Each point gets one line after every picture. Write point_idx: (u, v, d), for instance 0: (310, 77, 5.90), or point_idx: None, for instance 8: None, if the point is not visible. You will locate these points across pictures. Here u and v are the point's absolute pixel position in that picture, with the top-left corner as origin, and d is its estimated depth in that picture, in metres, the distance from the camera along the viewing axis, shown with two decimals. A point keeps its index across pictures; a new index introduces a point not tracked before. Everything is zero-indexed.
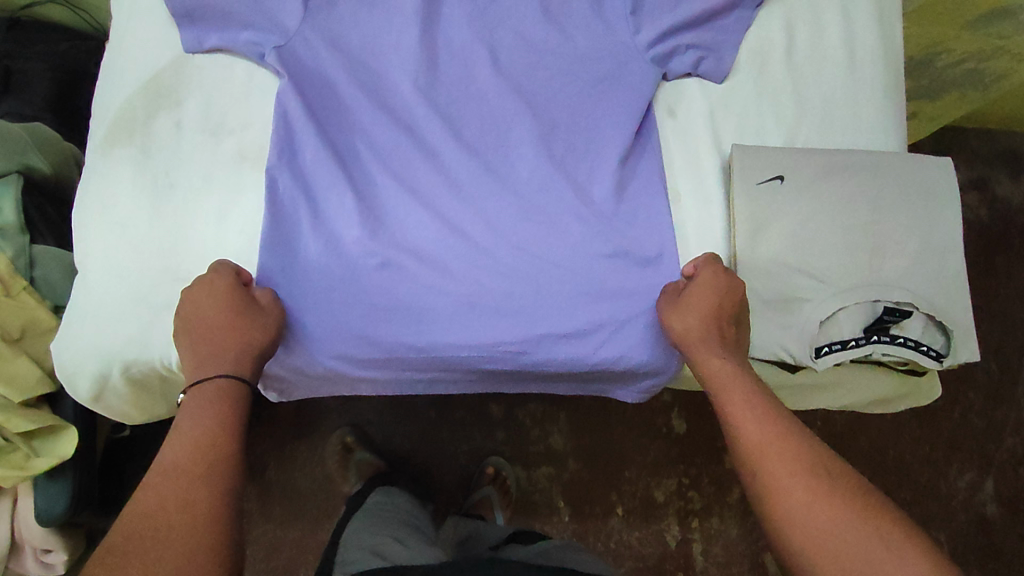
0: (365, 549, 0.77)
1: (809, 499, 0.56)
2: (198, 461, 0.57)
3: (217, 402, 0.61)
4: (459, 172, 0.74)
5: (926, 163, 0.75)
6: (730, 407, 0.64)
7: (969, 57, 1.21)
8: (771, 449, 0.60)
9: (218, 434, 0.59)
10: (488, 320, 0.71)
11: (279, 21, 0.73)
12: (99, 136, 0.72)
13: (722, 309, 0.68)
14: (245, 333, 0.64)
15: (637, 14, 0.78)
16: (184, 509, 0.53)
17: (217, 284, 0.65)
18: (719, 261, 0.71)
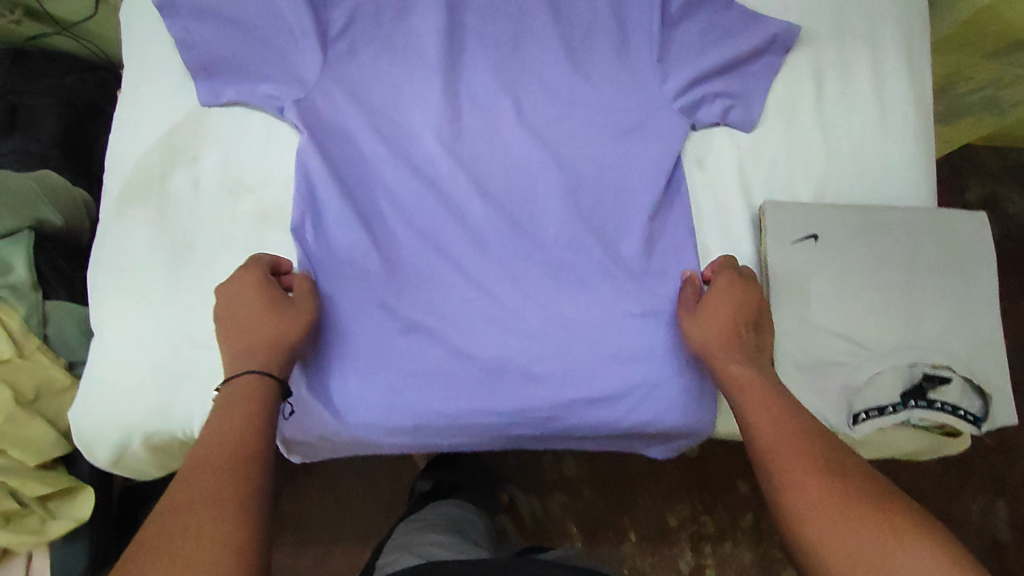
0: (407, 548, 0.81)
1: (826, 496, 0.53)
2: (231, 460, 0.52)
3: (246, 397, 0.57)
4: (485, 228, 0.73)
5: (959, 217, 0.73)
6: (747, 408, 0.62)
7: (987, 85, 1.18)
8: (789, 447, 0.57)
9: (252, 430, 0.55)
10: (517, 385, 0.71)
11: (298, 74, 0.71)
12: (114, 195, 0.70)
13: (740, 315, 0.68)
14: (280, 321, 0.63)
15: (663, 62, 0.76)
16: (217, 506, 0.49)
17: (249, 276, 0.64)
18: (737, 267, 0.71)
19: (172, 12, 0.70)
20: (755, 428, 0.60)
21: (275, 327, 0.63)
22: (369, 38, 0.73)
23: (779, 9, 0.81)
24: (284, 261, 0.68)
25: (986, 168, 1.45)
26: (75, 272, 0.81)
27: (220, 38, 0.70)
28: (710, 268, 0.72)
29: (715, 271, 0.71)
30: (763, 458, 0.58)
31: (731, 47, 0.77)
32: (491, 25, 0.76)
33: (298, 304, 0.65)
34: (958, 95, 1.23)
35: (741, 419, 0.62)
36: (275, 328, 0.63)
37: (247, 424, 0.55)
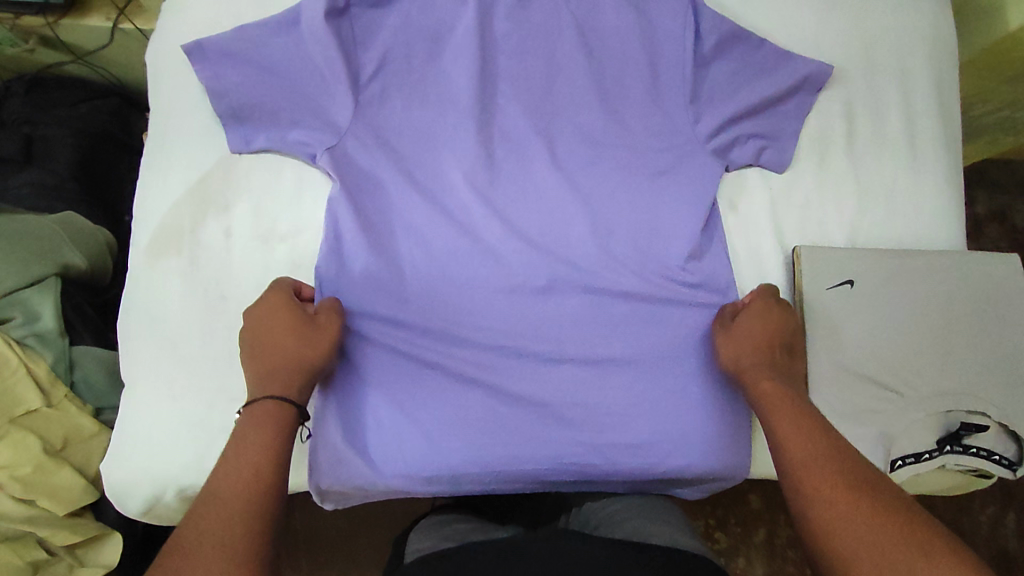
0: (437, 536, 0.66)
1: (848, 508, 0.52)
2: (243, 499, 0.53)
3: (262, 426, 0.58)
4: (518, 272, 0.72)
5: (993, 260, 0.73)
6: (777, 424, 0.62)
7: (1005, 108, 1.13)
8: (814, 462, 0.57)
9: (265, 471, 0.55)
10: (553, 432, 0.70)
11: (330, 119, 0.70)
12: (143, 245, 0.69)
13: (775, 335, 0.68)
14: (296, 348, 0.63)
15: (695, 102, 0.75)
16: (223, 545, 0.49)
17: (274, 300, 0.65)
18: (774, 292, 0.71)
19: (202, 58, 0.70)
20: (784, 443, 0.60)
21: (293, 353, 0.63)
22: (399, 81, 0.72)
23: (810, 47, 0.80)
24: (305, 286, 0.69)
25: (998, 180, 1.36)
26: (100, 322, 0.81)
27: (251, 84, 0.69)
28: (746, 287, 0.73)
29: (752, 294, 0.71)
30: (788, 472, 0.58)
31: (764, 88, 0.76)
32: (522, 67, 0.75)
33: (315, 327, 0.64)
34: (971, 117, 1.19)
35: (770, 436, 0.62)
36: (292, 353, 0.63)
37: (261, 461, 0.55)
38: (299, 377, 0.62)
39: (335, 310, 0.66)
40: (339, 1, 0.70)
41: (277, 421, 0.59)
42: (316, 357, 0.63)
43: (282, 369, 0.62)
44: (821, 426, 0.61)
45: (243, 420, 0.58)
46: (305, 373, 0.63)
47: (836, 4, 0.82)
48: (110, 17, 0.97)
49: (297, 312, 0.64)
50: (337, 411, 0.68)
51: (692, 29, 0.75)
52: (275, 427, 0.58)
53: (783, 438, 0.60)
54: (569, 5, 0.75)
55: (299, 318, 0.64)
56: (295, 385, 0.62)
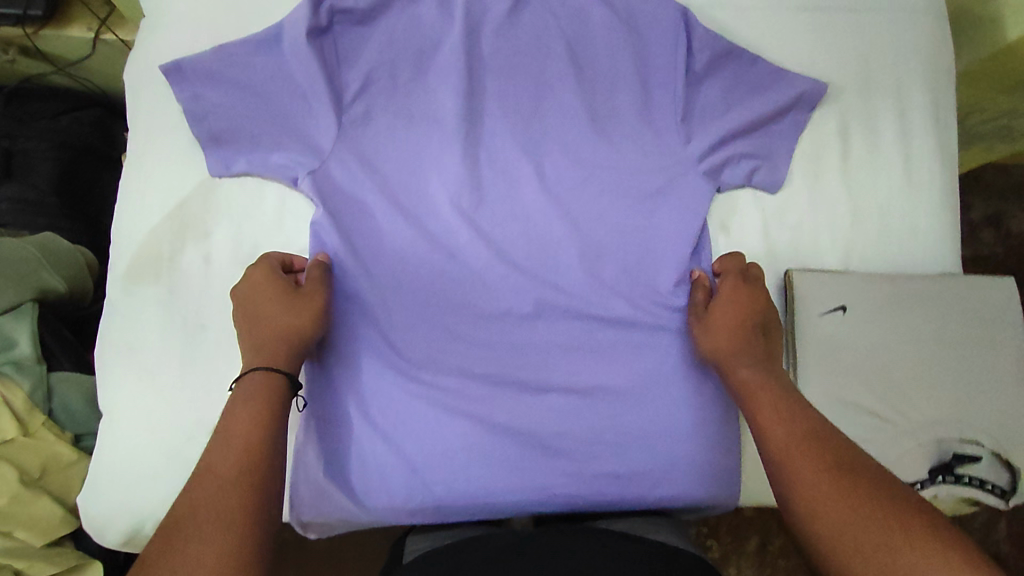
0: (435, 539, 0.66)
1: (829, 496, 0.51)
2: (239, 472, 0.52)
3: (252, 398, 0.57)
4: (505, 297, 0.71)
5: (988, 285, 0.72)
6: (760, 415, 0.60)
7: (1003, 117, 1.11)
8: (795, 450, 0.55)
9: (258, 444, 0.55)
10: (540, 461, 0.68)
11: (313, 142, 0.68)
12: (119, 271, 0.67)
13: (749, 316, 0.68)
14: (282, 318, 0.62)
15: (687, 121, 0.74)
16: (223, 516, 0.48)
17: (259, 275, 0.64)
18: (749, 269, 0.71)
19: (180, 79, 0.67)
20: (766, 432, 0.58)
21: (282, 323, 0.62)
22: (384, 100, 0.70)
23: (804, 64, 0.79)
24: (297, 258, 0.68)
25: (990, 184, 1.32)
26: (78, 345, 0.80)
27: (231, 106, 0.67)
28: (721, 265, 0.72)
29: (724, 272, 0.71)
30: (771, 463, 0.57)
31: (757, 107, 0.75)
32: (511, 85, 0.73)
33: (304, 297, 0.63)
34: (970, 126, 1.16)
35: (754, 426, 0.61)
36: (281, 323, 0.62)
37: (253, 432, 0.55)
38: (288, 348, 0.62)
39: (323, 281, 0.65)
40: (322, 20, 0.68)
41: (270, 391, 0.58)
42: (306, 328, 0.63)
43: (272, 340, 0.62)
44: (803, 409, 0.59)
45: (239, 389, 0.58)
46: (295, 343, 0.62)
47: (831, 20, 0.80)
48: (92, 28, 0.93)
49: (285, 285, 0.64)
50: (320, 445, 0.67)
51: (685, 46, 0.73)
52: (270, 396, 0.58)
53: (766, 427, 0.59)
54: (558, 22, 0.74)
55: (288, 289, 0.64)
56: (284, 355, 0.62)
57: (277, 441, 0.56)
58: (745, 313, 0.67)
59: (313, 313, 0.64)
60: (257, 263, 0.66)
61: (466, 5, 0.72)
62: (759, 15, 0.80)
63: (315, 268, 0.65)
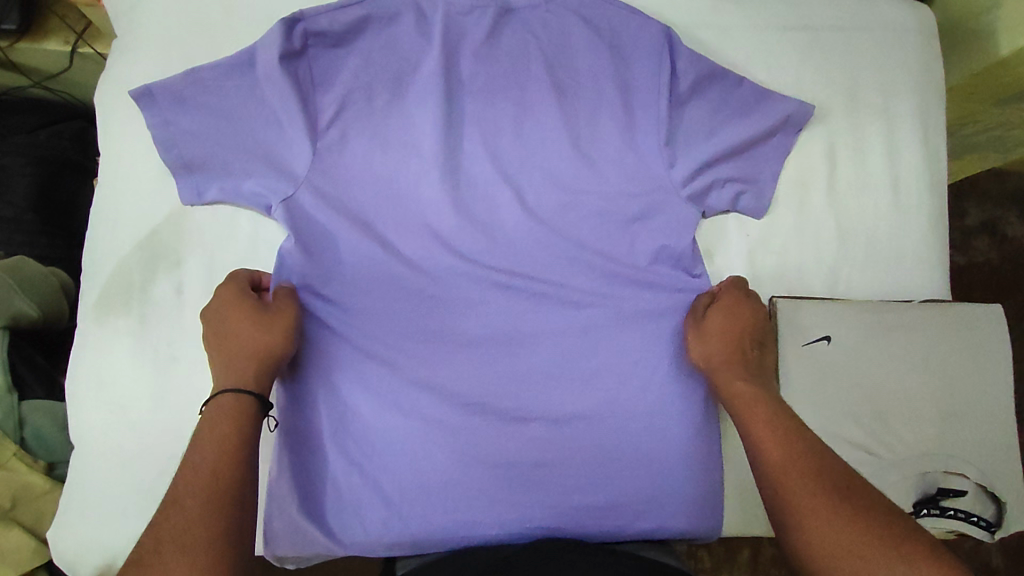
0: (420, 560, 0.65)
1: (828, 515, 0.51)
2: (205, 499, 0.51)
3: (222, 423, 0.57)
4: (484, 325, 0.70)
5: (976, 313, 0.71)
6: (753, 429, 0.60)
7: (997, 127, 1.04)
8: (792, 468, 0.56)
9: (226, 468, 0.54)
10: (519, 494, 0.67)
11: (288, 168, 0.67)
12: (90, 303, 0.67)
13: (745, 330, 0.68)
14: (255, 337, 0.62)
15: (670, 145, 0.72)
16: (184, 547, 0.48)
17: (228, 293, 0.64)
18: (745, 285, 0.70)
19: (151, 104, 0.66)
20: (762, 446, 0.58)
21: (254, 342, 0.62)
22: (360, 124, 0.69)
23: (790, 85, 0.78)
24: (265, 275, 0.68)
25: (986, 190, 1.25)
26: (54, 371, 0.81)
27: (203, 132, 0.66)
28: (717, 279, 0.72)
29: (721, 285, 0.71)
30: (766, 478, 0.57)
31: (743, 130, 0.73)
32: (490, 108, 0.71)
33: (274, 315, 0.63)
34: (963, 136, 1.09)
35: (746, 440, 0.61)
36: (252, 344, 0.62)
37: (220, 457, 0.54)
38: (259, 369, 0.62)
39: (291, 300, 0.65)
40: (295, 43, 0.67)
41: (241, 414, 0.58)
42: (278, 348, 0.63)
43: (246, 359, 0.61)
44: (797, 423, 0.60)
45: (209, 413, 0.58)
46: (267, 363, 0.62)
47: (819, 39, 0.79)
48: (69, 41, 0.90)
49: (253, 303, 0.63)
50: (294, 478, 0.66)
51: (668, 68, 0.71)
52: (239, 421, 0.57)
53: (757, 443, 0.59)
54: (538, 42, 0.72)
55: (258, 309, 0.63)
56: (254, 376, 0.61)
57: (245, 465, 0.55)
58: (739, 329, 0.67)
59: (284, 333, 0.63)
60: (227, 280, 0.66)
61: (444, 27, 0.70)
62: (745, 35, 0.78)
63: (284, 289, 0.66)
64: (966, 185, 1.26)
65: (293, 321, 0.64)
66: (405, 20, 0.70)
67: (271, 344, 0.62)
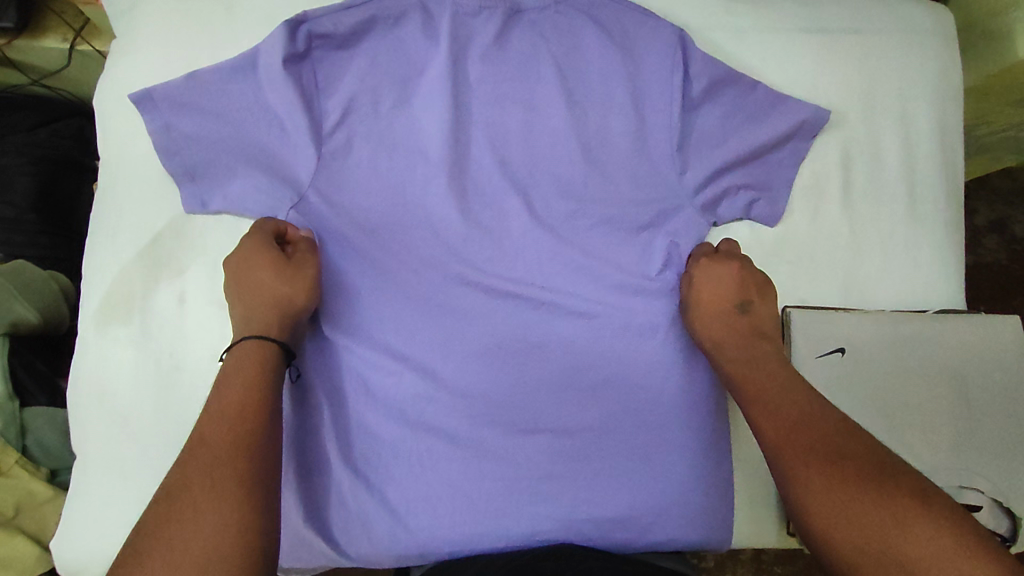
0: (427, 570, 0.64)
1: (828, 489, 0.51)
2: (235, 442, 0.48)
3: (245, 364, 0.54)
4: (492, 333, 0.68)
5: (991, 324, 0.70)
6: (749, 405, 0.60)
7: (1011, 130, 1.01)
8: (787, 441, 0.55)
9: (255, 413, 0.50)
10: (526, 507, 0.65)
11: (293, 174, 0.66)
12: (92, 311, 0.66)
13: (729, 299, 0.67)
14: (276, 289, 0.62)
15: (683, 151, 0.70)
16: (216, 489, 0.45)
17: (253, 246, 0.62)
18: (729, 253, 0.69)
19: (152, 108, 0.65)
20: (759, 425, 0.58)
21: (275, 291, 0.62)
22: (366, 129, 0.67)
23: (805, 89, 0.76)
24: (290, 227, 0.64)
25: (995, 188, 1.20)
26: (56, 375, 0.81)
27: (205, 137, 0.65)
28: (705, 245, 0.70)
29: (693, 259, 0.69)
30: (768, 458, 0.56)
31: (757, 135, 0.71)
32: (500, 112, 0.70)
33: (297, 270, 0.63)
34: (975, 137, 1.06)
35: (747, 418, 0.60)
36: (273, 294, 0.62)
37: (244, 402, 0.51)
38: (280, 319, 0.62)
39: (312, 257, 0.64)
40: (299, 46, 0.65)
41: (265, 359, 0.55)
42: (298, 299, 0.63)
43: (266, 309, 0.61)
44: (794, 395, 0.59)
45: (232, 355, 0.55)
46: (286, 314, 0.62)
47: (836, 42, 0.77)
48: (68, 38, 0.89)
49: (277, 259, 0.62)
50: (299, 490, 0.65)
51: (681, 71, 0.70)
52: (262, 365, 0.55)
53: (755, 420, 0.59)
54: (548, 44, 0.70)
55: (281, 258, 0.62)
56: (276, 326, 0.61)
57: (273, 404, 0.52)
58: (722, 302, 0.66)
59: (306, 286, 0.63)
60: (252, 231, 0.63)
61: (451, 28, 0.69)
62: (760, 38, 0.77)
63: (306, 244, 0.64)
64: (975, 183, 1.21)
65: (315, 275, 0.63)
66: (412, 21, 0.68)
67: (293, 295, 0.62)
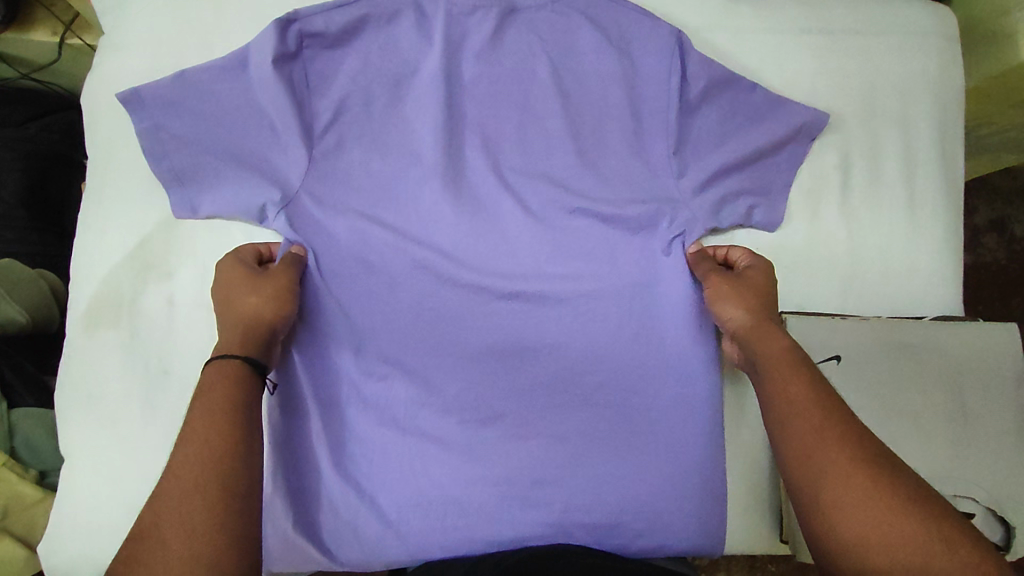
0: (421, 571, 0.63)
1: (870, 500, 0.44)
2: (202, 479, 0.44)
3: (219, 385, 0.50)
4: (484, 339, 0.66)
5: (988, 332, 0.70)
6: (786, 387, 0.52)
7: (1013, 130, 0.99)
8: (831, 436, 0.48)
9: (222, 444, 0.46)
10: (518, 511, 0.63)
11: (283, 177, 0.65)
12: (80, 314, 0.66)
13: (771, 294, 0.62)
14: (243, 298, 0.59)
15: (680, 154, 0.69)
16: (185, 523, 0.42)
17: (225, 264, 0.62)
18: (770, 263, 0.65)
19: (140, 107, 0.64)
20: (779, 407, 0.51)
21: (244, 308, 0.58)
22: (357, 130, 0.66)
23: (804, 91, 0.75)
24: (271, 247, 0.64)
25: (997, 187, 1.18)
26: (43, 375, 0.81)
27: (194, 138, 0.64)
28: (731, 253, 0.67)
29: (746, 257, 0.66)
30: (795, 448, 0.49)
31: (756, 139, 0.70)
32: (494, 113, 0.69)
33: (266, 276, 0.60)
34: (976, 137, 1.04)
35: (774, 399, 0.52)
36: (241, 305, 0.58)
37: (212, 425, 0.47)
38: (249, 330, 0.57)
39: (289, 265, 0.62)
40: (290, 46, 0.64)
41: (233, 376, 0.51)
42: (269, 310, 0.59)
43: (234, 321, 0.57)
44: (827, 382, 0.52)
45: (207, 374, 0.51)
46: (257, 328, 0.57)
47: (836, 44, 0.76)
48: (57, 32, 0.87)
49: (247, 270, 0.61)
50: (289, 496, 0.64)
51: (679, 73, 0.68)
52: (229, 382, 0.50)
53: (789, 404, 0.51)
54: (544, 44, 0.69)
55: (250, 275, 0.60)
56: (244, 338, 0.56)
57: (245, 426, 0.48)
58: (767, 292, 0.62)
59: (280, 297, 0.60)
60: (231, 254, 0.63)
61: (445, 27, 0.68)
62: (759, 40, 0.76)
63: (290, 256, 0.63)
64: (975, 183, 1.19)
65: (287, 287, 0.61)
66: (405, 21, 0.67)
67: (261, 305, 0.58)
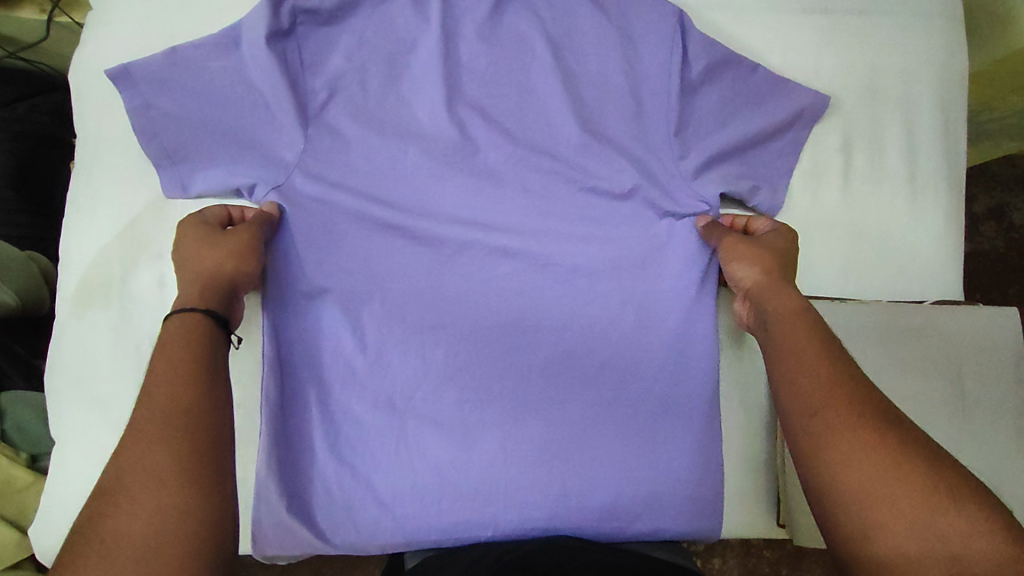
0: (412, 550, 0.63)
1: (863, 451, 0.43)
2: (166, 430, 0.42)
3: (182, 339, 0.48)
4: (481, 321, 0.65)
5: (989, 316, 0.70)
6: (790, 347, 0.51)
7: (1013, 117, 0.98)
8: (828, 394, 0.47)
9: (186, 393, 0.44)
10: (517, 492, 0.63)
11: (276, 155, 0.63)
12: (69, 294, 0.65)
13: (787, 258, 0.61)
14: (206, 253, 0.56)
15: (680, 135, 0.68)
16: (153, 477, 0.40)
17: (190, 220, 0.59)
18: (789, 233, 0.64)
19: (129, 85, 0.63)
20: (785, 364, 0.50)
21: (204, 262, 0.56)
22: (351, 110, 0.65)
23: (808, 73, 0.74)
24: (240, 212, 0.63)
25: (995, 175, 1.18)
26: (33, 358, 0.83)
27: (185, 116, 0.63)
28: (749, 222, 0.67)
29: (766, 228, 0.65)
30: (796, 404, 0.48)
31: (757, 120, 0.69)
32: (492, 93, 0.68)
33: (230, 234, 0.58)
34: (979, 124, 1.03)
35: (778, 358, 0.52)
36: (208, 261, 0.56)
37: (176, 377, 0.45)
38: (209, 283, 0.54)
39: (260, 223, 0.60)
40: (283, 22, 0.63)
41: (198, 334, 0.49)
42: (230, 265, 0.56)
43: (196, 276, 0.55)
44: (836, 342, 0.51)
45: (166, 328, 0.49)
46: (217, 283, 0.55)
47: (839, 25, 0.75)
48: (45, 9, 0.85)
49: (211, 227, 0.59)
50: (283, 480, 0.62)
51: (679, 53, 0.67)
52: (200, 340, 0.48)
53: (792, 363, 0.50)
54: (543, 23, 0.68)
55: (210, 234, 0.58)
56: (209, 293, 0.53)
57: (211, 378, 0.46)
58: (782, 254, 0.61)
59: (244, 253, 0.57)
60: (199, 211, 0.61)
61: (443, 7, 0.67)
62: (761, 22, 0.75)
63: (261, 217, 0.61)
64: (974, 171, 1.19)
65: (252, 241, 0.58)
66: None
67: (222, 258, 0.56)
